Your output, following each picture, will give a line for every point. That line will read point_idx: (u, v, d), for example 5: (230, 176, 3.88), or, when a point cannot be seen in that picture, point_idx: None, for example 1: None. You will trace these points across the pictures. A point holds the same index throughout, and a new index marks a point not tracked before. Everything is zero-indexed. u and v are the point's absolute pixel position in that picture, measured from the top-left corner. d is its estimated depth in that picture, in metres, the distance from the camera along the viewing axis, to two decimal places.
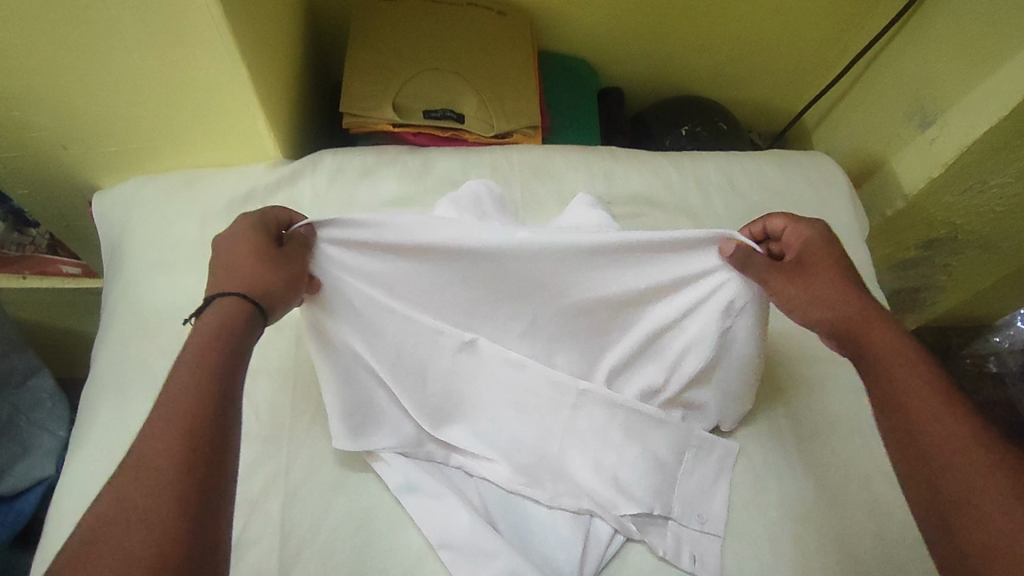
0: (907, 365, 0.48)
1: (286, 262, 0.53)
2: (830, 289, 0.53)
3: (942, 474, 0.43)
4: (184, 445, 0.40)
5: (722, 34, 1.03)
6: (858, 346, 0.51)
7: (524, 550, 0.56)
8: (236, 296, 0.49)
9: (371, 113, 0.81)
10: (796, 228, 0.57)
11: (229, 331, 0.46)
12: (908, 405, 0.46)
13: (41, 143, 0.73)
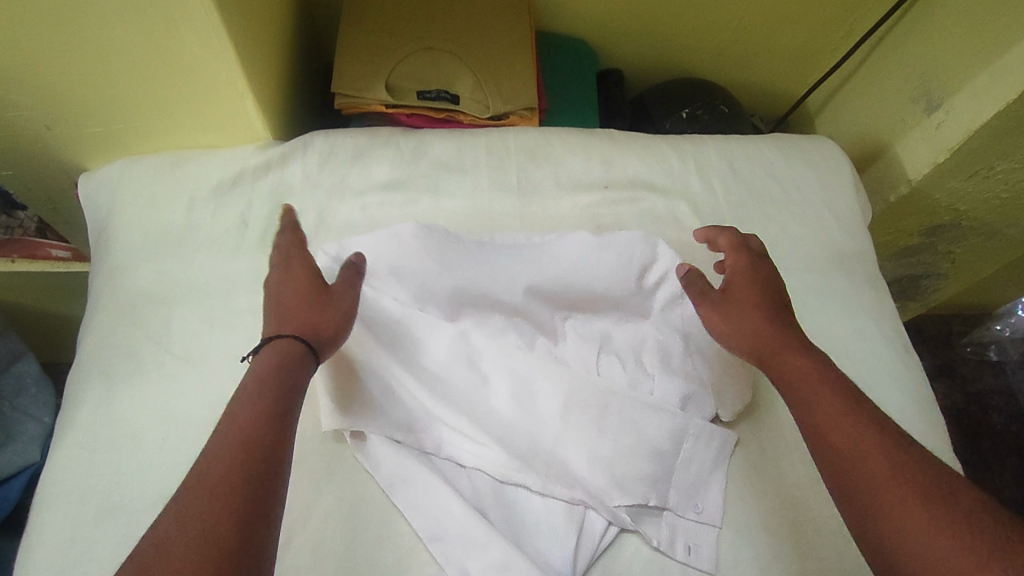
0: (818, 384, 0.51)
1: (335, 299, 0.53)
2: (754, 317, 0.56)
3: (861, 486, 0.45)
4: (234, 477, 0.41)
5: (725, 16, 1.00)
6: (777, 370, 0.53)
7: (516, 541, 0.55)
8: (288, 336, 0.50)
9: (364, 93, 0.79)
10: (731, 255, 0.61)
11: (284, 369, 0.48)
12: (826, 428, 0.48)
13: (23, 123, 0.71)
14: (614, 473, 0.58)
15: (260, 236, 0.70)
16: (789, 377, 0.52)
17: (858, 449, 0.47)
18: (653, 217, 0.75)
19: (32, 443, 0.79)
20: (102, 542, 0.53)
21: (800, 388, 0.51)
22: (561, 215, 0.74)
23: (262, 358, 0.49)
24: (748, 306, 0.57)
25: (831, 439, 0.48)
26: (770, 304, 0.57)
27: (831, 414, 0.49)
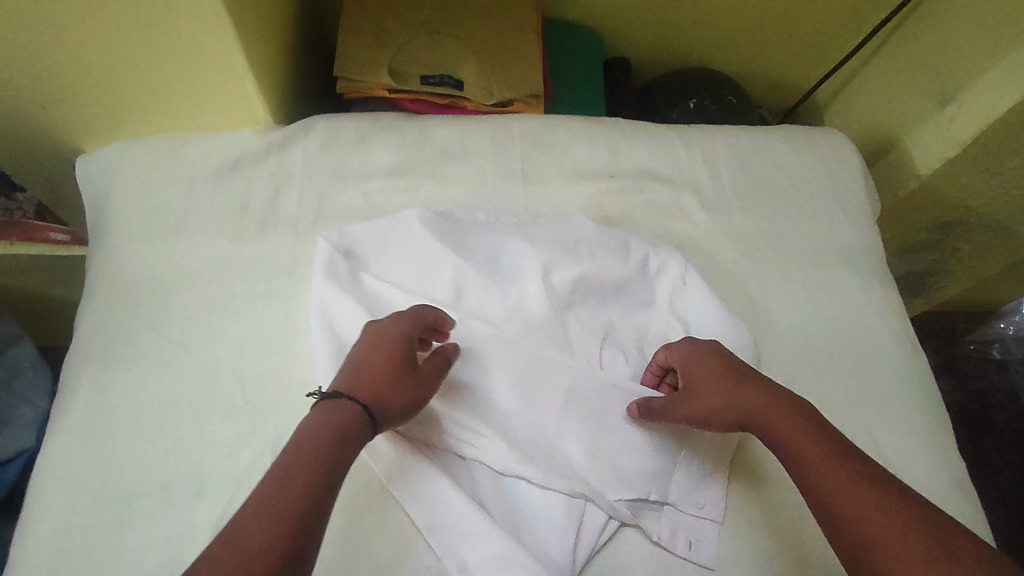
0: (809, 442, 0.50)
1: (416, 383, 0.53)
2: (724, 398, 0.54)
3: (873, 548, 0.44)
4: (276, 543, 0.40)
5: (735, 4, 0.98)
6: (769, 439, 0.52)
7: (516, 533, 0.54)
8: (358, 401, 0.50)
9: (367, 77, 0.77)
10: (672, 356, 0.58)
11: (342, 430, 0.47)
12: (823, 489, 0.48)
13: (18, 101, 0.70)
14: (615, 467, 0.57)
15: (259, 221, 0.69)
16: (783, 445, 0.51)
17: (865, 517, 0.45)
18: (659, 208, 0.74)
19: (26, 428, 0.78)
20: (97, 528, 0.53)
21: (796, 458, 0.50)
22: (565, 205, 0.73)
23: (327, 413, 0.48)
24: (698, 403, 0.55)
25: (836, 509, 0.47)
26: (720, 384, 0.55)
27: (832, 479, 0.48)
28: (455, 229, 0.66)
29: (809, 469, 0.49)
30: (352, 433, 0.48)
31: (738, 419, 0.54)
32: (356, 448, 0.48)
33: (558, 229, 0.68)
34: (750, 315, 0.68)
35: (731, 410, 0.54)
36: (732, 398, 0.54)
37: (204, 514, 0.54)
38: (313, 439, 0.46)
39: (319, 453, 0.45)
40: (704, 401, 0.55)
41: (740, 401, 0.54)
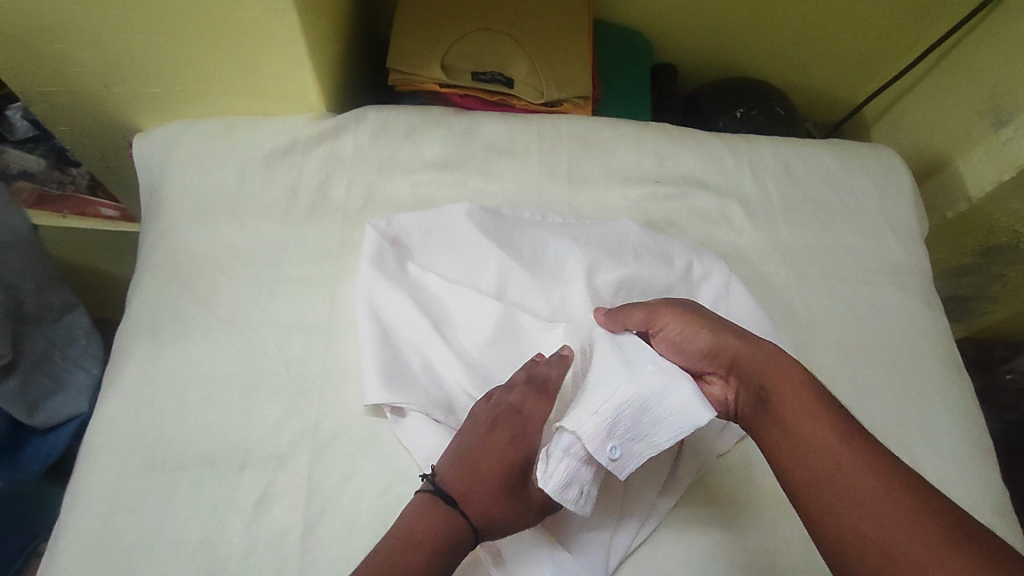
0: (790, 388, 0.48)
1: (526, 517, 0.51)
2: (719, 323, 0.53)
3: (839, 500, 0.42)
4: None
5: (787, 15, 0.97)
6: (751, 379, 0.50)
7: (550, 526, 0.55)
8: (469, 523, 0.49)
9: (420, 70, 0.78)
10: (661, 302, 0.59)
11: (448, 540, 0.48)
12: (797, 438, 0.45)
13: (82, 79, 0.72)
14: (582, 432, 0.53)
15: (308, 207, 0.70)
16: (777, 411, 0.47)
17: (863, 506, 0.41)
18: (703, 216, 0.74)
19: (80, 394, 0.77)
20: (145, 495, 0.55)
21: (790, 433, 0.46)
22: (609, 207, 0.73)
23: (436, 521, 0.48)
24: (685, 331, 0.54)
25: (806, 459, 0.45)
26: (714, 320, 0.53)
27: (825, 457, 0.44)
28: (500, 226, 0.67)
29: (802, 447, 0.45)
30: (453, 543, 0.48)
31: (728, 349, 0.51)
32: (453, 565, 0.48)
33: (602, 231, 0.68)
34: (790, 329, 0.68)
35: (723, 342, 0.52)
36: (725, 335, 0.52)
37: (247, 489, 0.56)
38: (417, 543, 0.47)
39: (423, 561, 0.46)
40: (691, 331, 0.53)
41: (733, 334, 0.52)
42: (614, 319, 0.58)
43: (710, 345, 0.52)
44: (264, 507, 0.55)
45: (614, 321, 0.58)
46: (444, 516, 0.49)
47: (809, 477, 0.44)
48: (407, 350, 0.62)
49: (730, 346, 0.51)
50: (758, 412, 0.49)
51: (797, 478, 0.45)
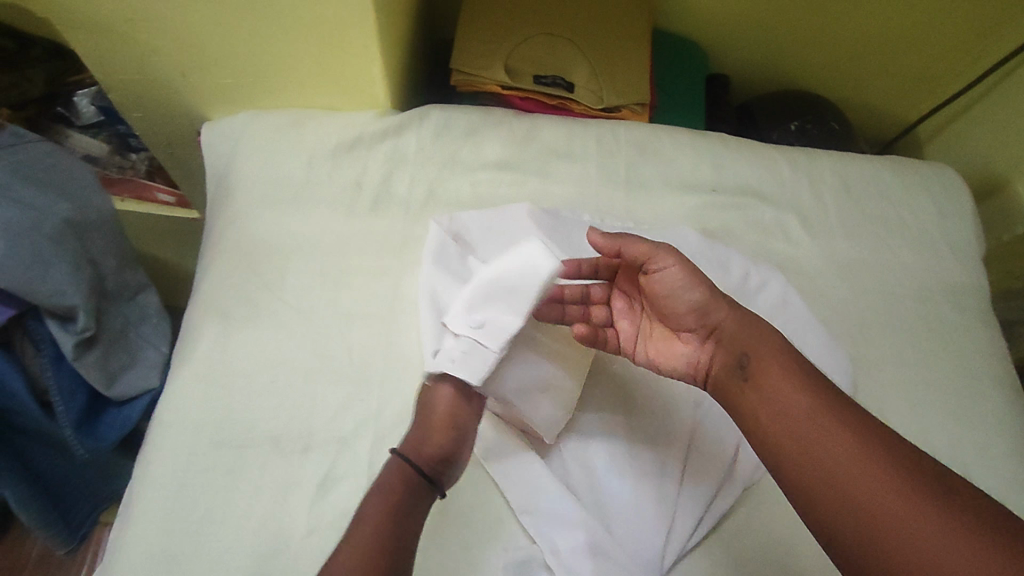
0: (772, 360, 0.52)
1: (464, 439, 0.56)
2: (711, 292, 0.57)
3: (822, 458, 0.46)
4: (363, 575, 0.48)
5: (845, 29, 0.97)
6: (736, 350, 0.54)
7: (607, 522, 0.58)
8: (418, 467, 0.54)
9: (483, 72, 0.79)
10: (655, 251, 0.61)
11: (395, 481, 0.53)
12: (779, 404, 0.49)
13: (161, 68, 0.75)
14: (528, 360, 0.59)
15: (372, 200, 0.72)
16: (759, 376, 0.51)
17: (841, 454, 0.45)
18: (758, 226, 0.74)
19: (152, 368, 0.68)
20: (213, 470, 0.57)
21: (768, 395, 0.50)
22: (666, 214, 0.74)
23: (391, 483, 0.53)
24: (669, 293, 0.57)
25: (788, 423, 0.48)
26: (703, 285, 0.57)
27: (805, 420, 0.48)
28: (561, 230, 0.70)
29: (784, 412, 0.49)
30: (415, 492, 0.53)
31: (715, 320, 0.56)
32: (422, 511, 0.53)
33: (660, 238, 0.70)
34: (843, 342, 0.68)
35: (708, 307, 0.56)
36: (712, 303, 0.56)
37: (310, 469, 0.59)
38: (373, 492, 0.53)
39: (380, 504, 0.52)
40: (675, 294, 0.57)
41: (717, 302, 0.56)
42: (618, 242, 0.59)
43: (695, 308, 0.57)
44: (327, 488, 0.58)
45: (615, 244, 0.59)
46: (399, 477, 0.54)
47: (790, 435, 0.48)
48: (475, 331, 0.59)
49: (718, 314, 0.56)
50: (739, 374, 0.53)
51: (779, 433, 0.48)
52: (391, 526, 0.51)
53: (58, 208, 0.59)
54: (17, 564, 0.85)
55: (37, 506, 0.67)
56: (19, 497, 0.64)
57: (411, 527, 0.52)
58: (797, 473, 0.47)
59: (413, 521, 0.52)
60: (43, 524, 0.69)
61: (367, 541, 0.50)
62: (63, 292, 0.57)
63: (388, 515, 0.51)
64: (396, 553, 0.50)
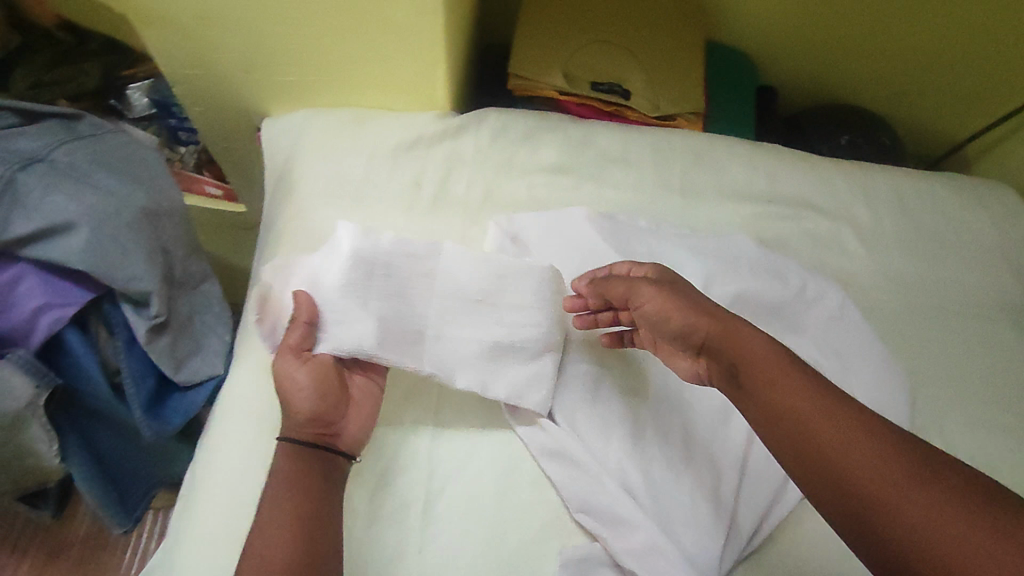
0: (770, 361, 0.49)
1: (337, 396, 0.59)
2: (692, 304, 0.55)
3: (839, 467, 0.43)
4: (290, 510, 0.51)
5: (894, 45, 0.98)
6: (732, 356, 0.51)
7: (667, 527, 0.59)
8: (303, 440, 0.56)
9: (542, 77, 0.80)
10: (637, 268, 0.62)
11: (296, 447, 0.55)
12: (784, 407, 0.47)
13: (228, 63, 0.76)
14: (393, 314, 0.62)
15: (431, 199, 0.73)
16: (747, 371, 0.50)
17: (856, 457, 0.42)
18: (813, 238, 0.74)
19: (214, 355, 0.70)
20: None
21: (770, 399, 0.48)
22: (721, 222, 0.74)
23: (284, 469, 0.54)
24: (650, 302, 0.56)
25: (797, 428, 0.46)
26: (677, 290, 0.56)
27: (813, 424, 0.45)
28: (619, 236, 0.70)
29: (794, 416, 0.46)
30: (313, 464, 0.55)
31: (698, 333, 0.54)
32: (325, 477, 0.55)
33: (717, 245, 0.71)
34: (900, 357, 0.69)
35: (683, 314, 0.54)
36: (687, 305, 0.55)
37: (373, 462, 0.62)
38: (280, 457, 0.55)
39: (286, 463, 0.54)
40: (658, 302, 0.56)
41: (693, 305, 0.55)
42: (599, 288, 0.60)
43: (674, 319, 0.55)
44: (389, 480, 0.61)
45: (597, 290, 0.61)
46: (290, 458, 0.54)
47: (784, 426, 0.46)
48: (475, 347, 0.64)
49: (694, 318, 0.54)
50: (727, 377, 0.52)
51: (775, 427, 0.47)
52: (299, 503, 0.52)
53: (136, 197, 0.61)
54: (64, 546, 0.86)
55: (99, 484, 0.69)
56: (84, 475, 0.67)
57: (323, 497, 0.53)
58: (795, 464, 0.45)
59: (322, 490, 0.54)
60: (104, 502, 0.71)
61: (290, 490, 0.52)
62: (141, 279, 0.59)
63: (293, 495, 0.52)
64: (315, 522, 0.51)
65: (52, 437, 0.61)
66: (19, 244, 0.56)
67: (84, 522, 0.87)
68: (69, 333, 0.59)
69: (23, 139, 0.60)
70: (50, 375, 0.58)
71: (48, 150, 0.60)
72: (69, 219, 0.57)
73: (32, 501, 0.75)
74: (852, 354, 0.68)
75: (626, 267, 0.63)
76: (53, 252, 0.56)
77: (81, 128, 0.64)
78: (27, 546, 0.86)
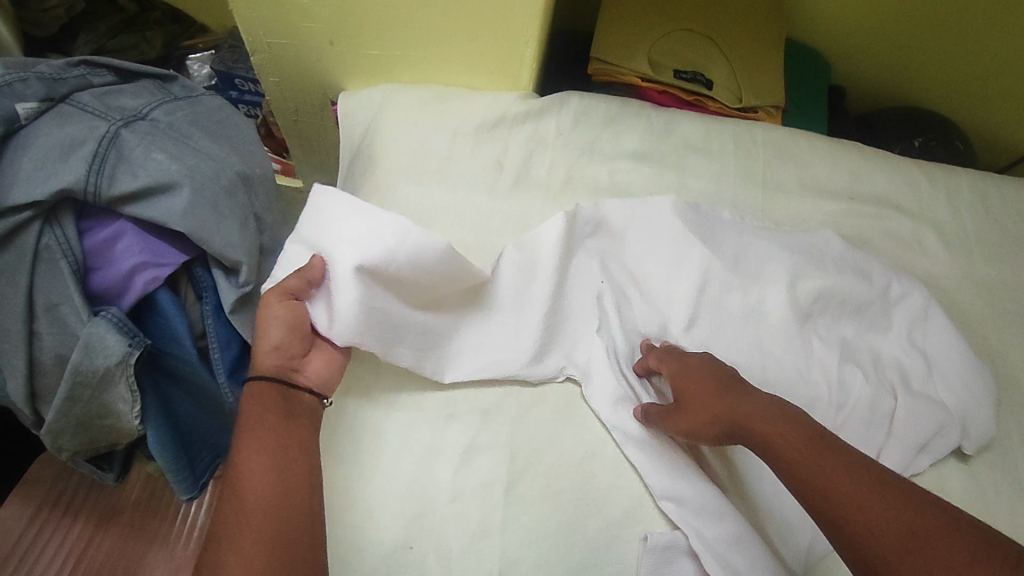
0: (786, 440, 0.50)
1: (303, 339, 0.58)
2: (705, 405, 0.55)
3: (861, 539, 0.44)
4: (271, 464, 0.50)
5: (971, 47, 0.97)
6: (749, 441, 0.52)
7: (755, 519, 0.58)
8: (271, 382, 0.55)
9: (626, 63, 0.80)
10: (664, 361, 0.61)
11: (271, 397, 0.54)
12: (806, 485, 0.47)
13: (312, 34, 0.74)
14: (376, 281, 0.58)
15: (513, 180, 0.73)
16: (767, 451, 0.51)
17: (875, 526, 0.44)
18: (896, 238, 0.74)
19: None
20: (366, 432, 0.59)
21: (794, 480, 0.48)
22: (804, 217, 0.74)
23: (256, 418, 0.53)
24: (672, 372, 0.59)
25: (818, 504, 0.46)
26: (690, 367, 0.58)
27: (831, 500, 0.46)
28: (704, 226, 0.69)
29: (813, 492, 0.47)
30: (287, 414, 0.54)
31: (716, 429, 0.54)
32: (301, 427, 0.54)
33: (802, 237, 0.71)
34: (983, 359, 0.69)
35: (701, 384, 0.57)
36: (706, 377, 0.57)
37: (456, 437, 0.60)
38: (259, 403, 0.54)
39: (270, 409, 0.53)
40: (678, 375, 0.59)
41: (705, 387, 0.56)
42: (645, 424, 0.60)
43: (686, 421, 0.56)
44: (470, 457, 0.59)
45: (644, 425, 0.60)
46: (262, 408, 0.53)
47: (806, 496, 0.47)
48: (435, 337, 0.62)
49: (710, 389, 0.56)
50: (744, 445, 0.53)
51: (790, 480, 0.49)
52: (277, 452, 0.51)
53: (231, 161, 0.61)
54: (116, 510, 0.82)
55: (174, 449, 0.64)
56: (160, 438, 0.63)
57: (298, 444, 0.52)
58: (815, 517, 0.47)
59: (298, 442, 0.53)
60: (174, 469, 0.65)
61: (272, 440, 0.51)
62: (234, 246, 0.59)
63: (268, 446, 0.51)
64: (297, 474, 0.50)
65: (135, 397, 0.58)
66: (120, 202, 0.55)
67: (136, 487, 0.83)
68: (162, 293, 0.59)
69: (124, 98, 0.60)
70: (140, 332, 0.55)
71: (148, 109, 0.60)
72: (171, 179, 0.56)
73: (98, 462, 0.70)
74: (940, 355, 0.67)
75: (655, 363, 0.62)
76: (154, 211, 0.55)
77: (175, 90, 0.65)
78: (78, 509, 0.81)
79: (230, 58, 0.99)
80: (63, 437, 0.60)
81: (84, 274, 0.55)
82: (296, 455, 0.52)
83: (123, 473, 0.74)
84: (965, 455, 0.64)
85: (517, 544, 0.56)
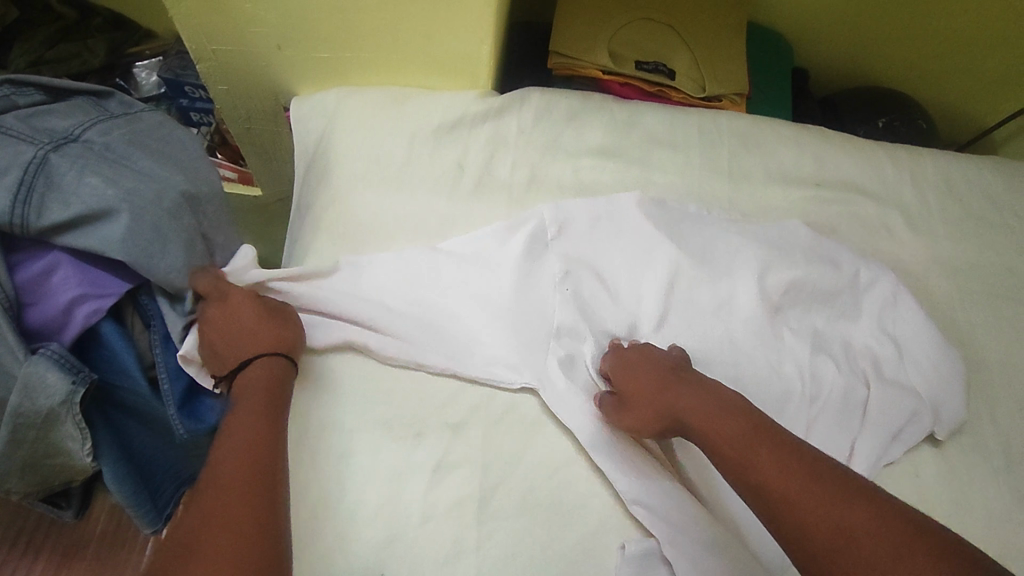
0: (732, 433, 0.51)
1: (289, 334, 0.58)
2: (652, 401, 0.56)
3: (798, 530, 0.45)
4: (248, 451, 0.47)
5: (930, 25, 0.97)
6: (694, 434, 0.53)
7: (731, 522, 0.58)
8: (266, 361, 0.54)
9: (586, 56, 0.78)
10: (612, 359, 0.61)
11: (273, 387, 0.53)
12: (751, 477, 0.48)
13: (257, 39, 0.70)
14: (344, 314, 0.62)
15: (473, 183, 0.71)
16: (712, 444, 0.51)
17: (816, 518, 0.45)
18: (863, 223, 0.74)
19: None
20: (329, 457, 0.57)
21: (738, 471, 0.49)
22: (771, 206, 0.73)
23: (238, 410, 0.51)
24: (622, 368, 0.59)
25: (762, 495, 0.47)
26: (639, 363, 0.59)
27: (776, 491, 0.46)
28: (668, 224, 0.68)
29: (758, 484, 0.47)
30: (272, 426, 0.50)
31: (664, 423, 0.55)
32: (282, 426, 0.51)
33: (769, 229, 0.70)
34: (953, 342, 0.69)
35: (644, 379, 0.57)
36: (652, 371, 0.58)
37: (425, 455, 0.58)
38: (250, 390, 0.52)
39: (259, 398, 0.52)
40: (626, 372, 0.59)
41: (653, 381, 0.57)
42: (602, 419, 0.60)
43: (634, 416, 0.57)
44: (440, 475, 0.57)
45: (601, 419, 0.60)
46: (247, 415, 0.50)
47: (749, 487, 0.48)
48: (423, 328, 0.63)
49: (655, 384, 0.57)
50: (690, 438, 0.54)
51: (731, 476, 0.50)
52: (251, 437, 0.48)
53: (173, 180, 0.58)
54: (81, 543, 0.80)
55: (132, 481, 0.62)
56: (117, 473, 0.60)
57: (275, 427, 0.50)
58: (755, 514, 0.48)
59: (274, 428, 0.50)
60: (134, 501, 0.63)
61: (248, 427, 0.49)
62: (181, 271, 0.56)
63: (242, 454, 0.47)
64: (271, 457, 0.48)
65: (85, 434, 0.55)
66: (53, 231, 0.52)
67: (101, 519, 0.81)
68: (106, 325, 0.56)
69: (54, 118, 0.56)
70: (84, 368, 0.53)
71: (81, 129, 0.56)
72: (107, 205, 0.53)
73: (54, 501, 0.66)
74: (910, 341, 0.67)
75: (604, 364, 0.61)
76: (91, 240, 0.52)
77: (111, 107, 0.61)
78: (41, 546, 0.79)
79: (178, 63, 0.94)
80: (10, 480, 0.57)
81: (19, 310, 0.52)
82: (275, 442, 0.49)
83: (82, 509, 0.71)
84: (937, 440, 0.64)
85: (492, 562, 0.54)
